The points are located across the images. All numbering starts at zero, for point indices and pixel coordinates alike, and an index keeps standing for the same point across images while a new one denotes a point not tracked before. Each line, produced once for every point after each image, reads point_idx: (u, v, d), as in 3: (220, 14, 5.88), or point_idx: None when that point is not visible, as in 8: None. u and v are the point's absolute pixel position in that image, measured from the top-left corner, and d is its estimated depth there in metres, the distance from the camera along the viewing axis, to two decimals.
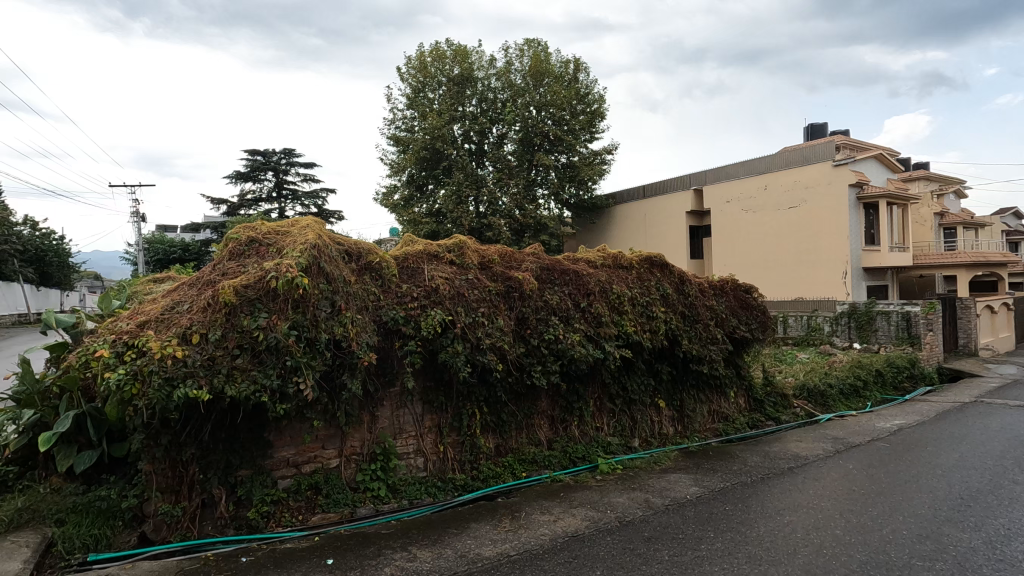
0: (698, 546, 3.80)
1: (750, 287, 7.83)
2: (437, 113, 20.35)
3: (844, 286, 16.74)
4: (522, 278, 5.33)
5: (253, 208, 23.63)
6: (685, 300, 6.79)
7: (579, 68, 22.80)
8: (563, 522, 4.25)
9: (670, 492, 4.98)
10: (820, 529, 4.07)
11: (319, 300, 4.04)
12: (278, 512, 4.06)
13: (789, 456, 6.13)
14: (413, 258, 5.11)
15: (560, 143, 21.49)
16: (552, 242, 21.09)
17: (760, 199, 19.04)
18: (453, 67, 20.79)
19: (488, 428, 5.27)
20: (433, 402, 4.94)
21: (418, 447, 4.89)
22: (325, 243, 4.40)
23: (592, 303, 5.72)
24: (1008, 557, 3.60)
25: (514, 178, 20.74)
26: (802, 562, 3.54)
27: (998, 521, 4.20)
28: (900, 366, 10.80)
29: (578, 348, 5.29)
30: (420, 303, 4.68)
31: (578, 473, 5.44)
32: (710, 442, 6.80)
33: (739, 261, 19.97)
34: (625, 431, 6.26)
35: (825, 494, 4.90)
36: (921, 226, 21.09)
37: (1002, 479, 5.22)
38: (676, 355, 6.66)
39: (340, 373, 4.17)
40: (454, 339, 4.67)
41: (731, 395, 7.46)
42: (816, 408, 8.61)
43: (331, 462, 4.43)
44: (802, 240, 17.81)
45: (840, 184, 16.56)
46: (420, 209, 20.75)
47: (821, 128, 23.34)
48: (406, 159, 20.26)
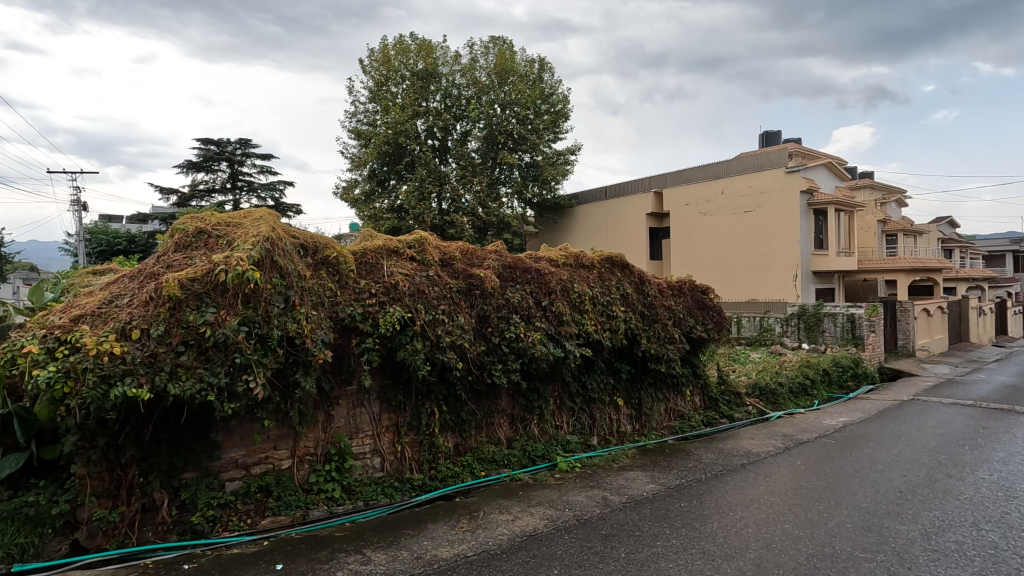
0: (653, 542, 3.85)
1: (706, 288, 8.01)
2: (400, 108, 19.93)
3: (794, 288, 17.36)
4: (483, 275, 5.26)
5: (205, 200, 22.67)
6: (645, 300, 6.90)
7: (544, 68, 22.87)
8: (521, 522, 4.23)
9: (627, 489, 5.03)
10: (770, 524, 4.18)
11: (272, 295, 3.88)
12: (225, 516, 3.89)
13: (742, 453, 6.30)
14: (372, 254, 4.97)
15: (523, 142, 21.60)
16: (515, 241, 21.15)
17: (717, 203, 19.54)
18: (417, 61, 20.42)
19: (447, 427, 5.19)
20: (391, 400, 4.84)
21: (375, 446, 4.78)
22: (279, 236, 4.24)
23: (553, 302, 5.72)
24: (942, 548, 3.79)
25: (477, 176, 20.64)
26: (753, 557, 3.63)
27: (934, 513, 4.43)
28: (845, 366, 11.29)
29: (539, 346, 5.29)
30: (379, 300, 4.56)
31: (537, 472, 5.44)
32: (667, 439, 6.92)
33: (697, 263, 20.46)
34: (584, 429, 6.31)
35: (775, 489, 5.04)
36: (865, 233, 22.10)
37: (937, 473, 5.52)
38: (635, 353, 6.75)
39: (294, 370, 4.04)
40: (414, 337, 4.59)
41: (687, 394, 7.63)
42: (767, 406, 8.89)
43: (283, 463, 4.27)
44: (756, 243, 18.40)
45: (792, 190, 17.20)
46: (381, 204, 20.45)
47: (775, 136, 24.19)
48: (367, 153, 19.82)
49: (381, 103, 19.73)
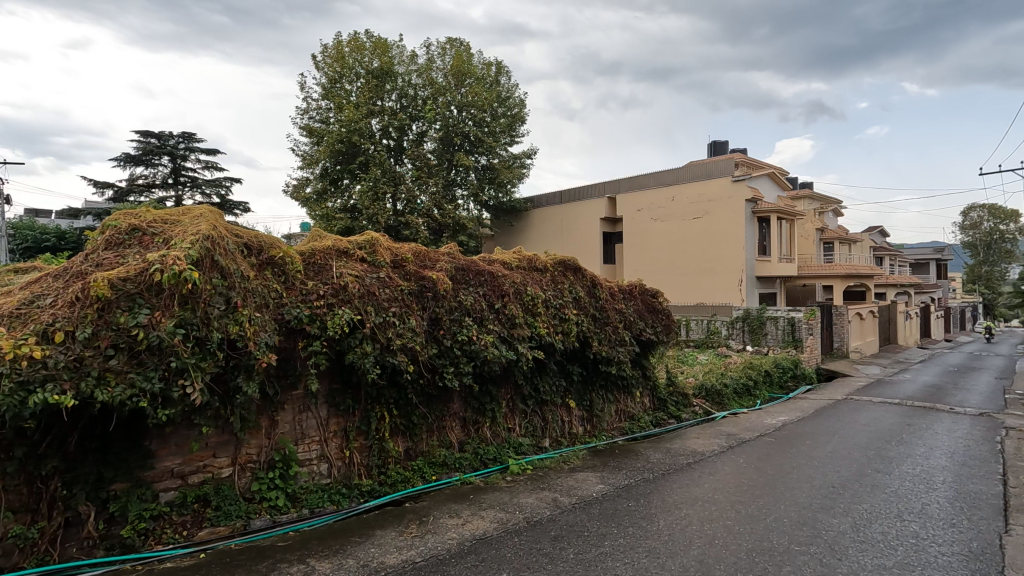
0: (602, 542, 3.91)
1: (656, 291, 8.22)
2: (354, 106, 19.51)
3: (739, 292, 18.04)
4: (436, 277, 5.19)
5: (144, 195, 21.51)
6: (596, 303, 7.01)
7: (501, 71, 22.93)
8: (471, 525, 4.21)
9: (577, 490, 5.09)
10: (713, 521, 4.32)
11: (212, 296, 3.71)
12: (158, 528, 3.70)
13: (688, 452, 6.49)
14: (321, 254, 4.84)
15: (479, 144, 21.62)
16: (470, 243, 21.11)
17: (668, 209, 20.10)
18: (372, 60, 19.98)
19: (398, 431, 5.12)
20: (339, 404, 4.73)
21: (322, 452, 4.65)
22: (220, 235, 4.06)
23: (506, 304, 5.73)
24: (869, 539, 4.01)
25: (433, 177, 20.44)
26: (696, 553, 3.73)
27: (864, 506, 4.68)
28: (785, 367, 11.82)
29: (491, 349, 5.30)
30: (327, 302, 4.45)
31: (488, 475, 5.45)
32: (617, 440, 7.05)
33: (648, 267, 20.96)
34: (536, 431, 6.35)
35: (719, 487, 5.21)
36: (805, 240, 23.17)
37: (866, 468, 5.84)
38: (587, 355, 6.85)
39: (235, 374, 3.88)
40: (363, 340, 4.50)
41: (637, 395, 7.79)
42: (713, 406, 9.19)
43: (223, 472, 4.10)
44: (704, 248, 19.01)
45: (738, 198, 17.89)
46: (334, 204, 19.98)
47: (722, 146, 25.11)
48: (319, 151, 19.33)
49: (334, 101, 19.25)
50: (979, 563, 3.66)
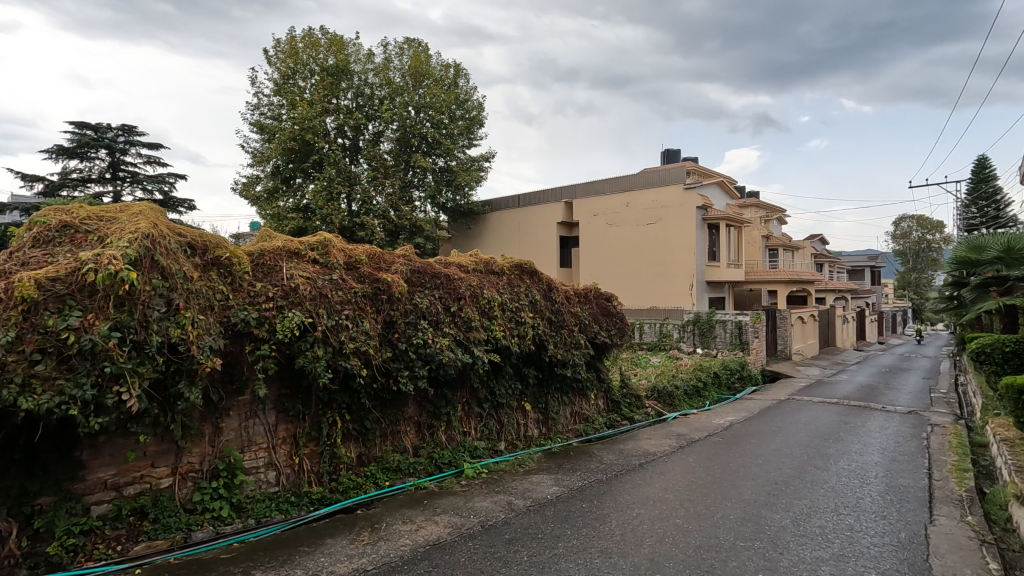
0: (555, 544, 3.94)
1: (610, 295, 8.37)
2: (308, 104, 19.00)
3: (690, 296, 18.60)
4: (391, 280, 5.11)
5: (78, 190, 20.29)
6: (552, 306, 7.07)
7: (459, 73, 22.87)
8: (425, 531, 4.16)
9: (532, 493, 5.11)
10: (663, 520, 4.42)
11: (151, 298, 3.53)
12: (89, 544, 3.48)
13: (641, 453, 6.63)
14: (270, 255, 4.68)
15: (437, 146, 21.51)
16: (427, 245, 20.92)
17: (623, 214, 20.51)
18: (327, 57, 19.52)
19: (350, 437, 5.01)
20: (288, 409, 4.59)
21: (270, 460, 4.49)
22: (162, 233, 3.87)
23: (462, 308, 5.71)
24: (809, 533, 4.20)
25: (389, 178, 20.16)
26: (648, 552, 3.81)
27: (804, 501, 4.90)
28: (733, 369, 12.26)
29: (446, 352, 5.26)
30: (277, 304, 4.31)
31: (443, 479, 5.41)
32: (572, 442, 7.13)
33: (603, 271, 21.31)
34: (492, 435, 6.34)
35: (669, 487, 5.34)
36: (752, 247, 24.14)
37: (807, 465, 6.12)
38: (542, 358, 6.91)
39: (176, 380, 3.71)
40: (315, 343, 4.38)
41: (591, 398, 7.90)
42: (664, 407, 9.42)
43: (162, 482, 3.90)
44: (657, 253, 19.49)
45: (689, 205, 18.46)
46: (286, 203, 19.42)
47: (674, 154, 25.87)
48: (270, 149, 18.75)
49: (287, 97, 18.70)
50: (907, 552, 3.89)
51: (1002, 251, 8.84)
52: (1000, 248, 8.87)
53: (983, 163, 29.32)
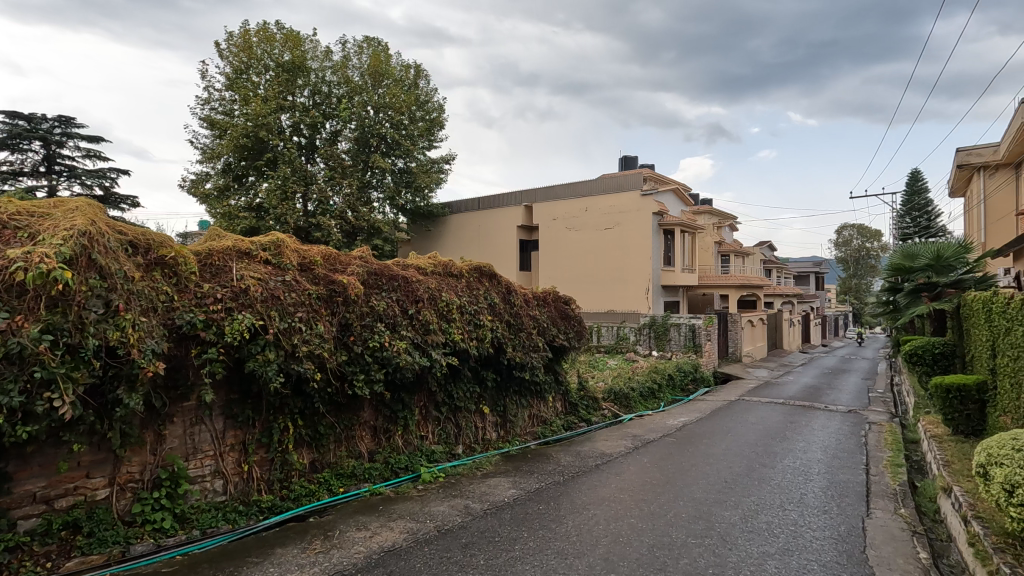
0: (512, 547, 3.94)
1: (569, 299, 8.47)
2: (262, 100, 18.41)
3: (647, 300, 19.01)
4: (347, 282, 5.00)
5: (8, 183, 19.00)
6: (511, 310, 7.09)
7: (420, 74, 22.69)
8: (379, 537, 4.09)
9: (489, 496, 5.10)
10: (619, 520, 4.49)
11: (88, 299, 3.34)
12: (15, 562, 3.25)
13: (597, 454, 6.71)
14: (218, 255, 4.50)
15: (397, 147, 21.27)
16: (386, 247, 20.64)
17: (582, 219, 20.78)
18: (283, 52, 18.98)
19: (303, 443, 4.87)
20: (237, 415, 4.42)
21: (217, 468, 4.31)
22: (100, 231, 3.66)
23: (420, 310, 5.65)
24: (756, 528, 4.36)
25: (347, 178, 19.78)
26: (603, 552, 3.86)
27: (752, 499, 5.08)
28: (686, 371, 12.60)
29: (404, 355, 5.21)
30: (225, 305, 4.14)
31: (399, 484, 5.33)
32: (530, 444, 7.16)
33: (562, 275, 21.52)
34: (450, 438, 6.29)
35: (624, 487, 5.43)
36: (705, 252, 24.89)
37: (755, 463, 6.35)
38: (501, 361, 6.92)
39: (114, 386, 3.52)
40: (266, 347, 4.24)
41: (549, 400, 7.96)
42: (621, 409, 9.58)
43: (98, 494, 3.69)
44: (615, 258, 19.84)
45: (646, 211, 18.89)
46: (237, 202, 18.75)
47: (632, 161, 26.44)
48: (221, 145, 18.07)
49: (240, 93, 18.09)
50: (846, 544, 4.09)
51: (931, 259, 9.53)
52: (931, 256, 9.56)
53: (916, 176, 31.23)
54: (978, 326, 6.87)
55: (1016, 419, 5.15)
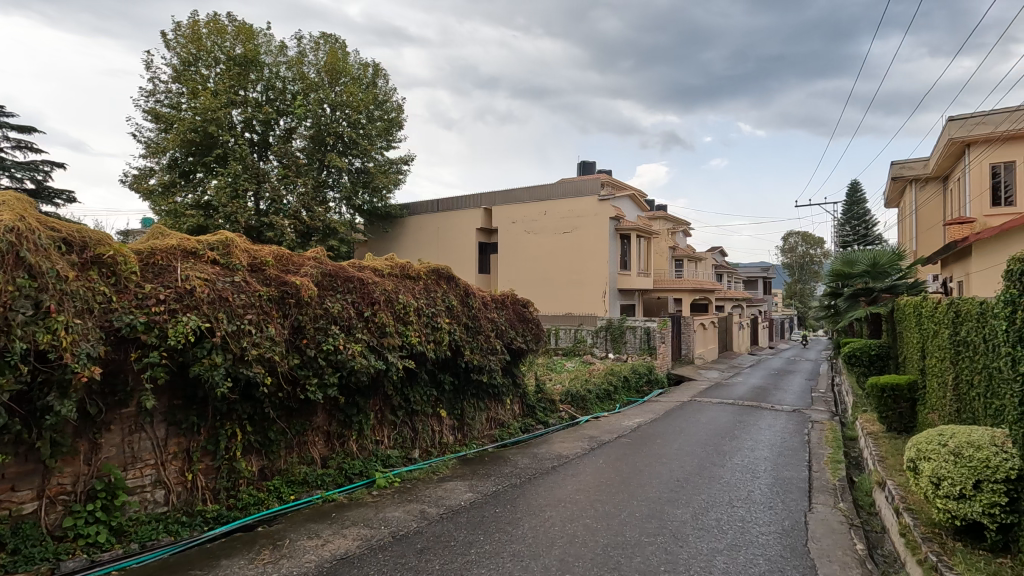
0: (467, 550, 3.92)
1: (527, 302, 8.51)
2: (211, 93, 17.72)
3: (603, 304, 19.33)
4: (300, 283, 4.87)
5: None
6: (469, 313, 7.06)
7: (379, 73, 22.37)
8: (332, 545, 3.99)
9: (445, 500, 5.07)
10: (574, 521, 4.54)
11: (15, 299, 3.13)
12: None
13: (554, 456, 6.77)
14: (162, 254, 4.29)
15: (354, 147, 20.86)
16: (342, 248, 20.21)
17: (540, 223, 20.93)
18: (234, 45, 18.33)
19: (252, 450, 4.70)
20: (181, 422, 4.22)
21: (158, 477, 4.11)
22: (29, 227, 3.43)
23: (377, 312, 5.56)
24: (706, 525, 4.49)
25: (301, 176, 19.27)
26: (558, 553, 3.89)
27: (703, 497, 5.23)
28: (642, 373, 12.86)
29: (359, 359, 5.11)
30: (168, 307, 3.96)
31: (353, 490, 5.23)
32: (487, 448, 7.15)
33: (521, 278, 21.60)
34: (406, 442, 6.21)
35: (580, 488, 5.50)
36: (660, 257, 25.51)
37: (706, 462, 6.54)
38: (458, 364, 6.89)
39: (44, 393, 3.31)
40: (212, 350, 4.08)
41: (507, 403, 7.97)
42: (577, 411, 9.69)
43: (25, 508, 3.44)
44: (573, 261, 20.08)
45: (603, 216, 19.23)
46: (184, 199, 17.96)
47: (590, 166, 26.83)
48: (167, 139, 17.29)
49: (188, 85, 17.36)
50: (789, 538, 4.27)
51: (868, 265, 10.09)
52: (868, 263, 10.12)
53: (855, 187, 32.97)
54: (909, 329, 7.29)
55: (943, 415, 5.51)
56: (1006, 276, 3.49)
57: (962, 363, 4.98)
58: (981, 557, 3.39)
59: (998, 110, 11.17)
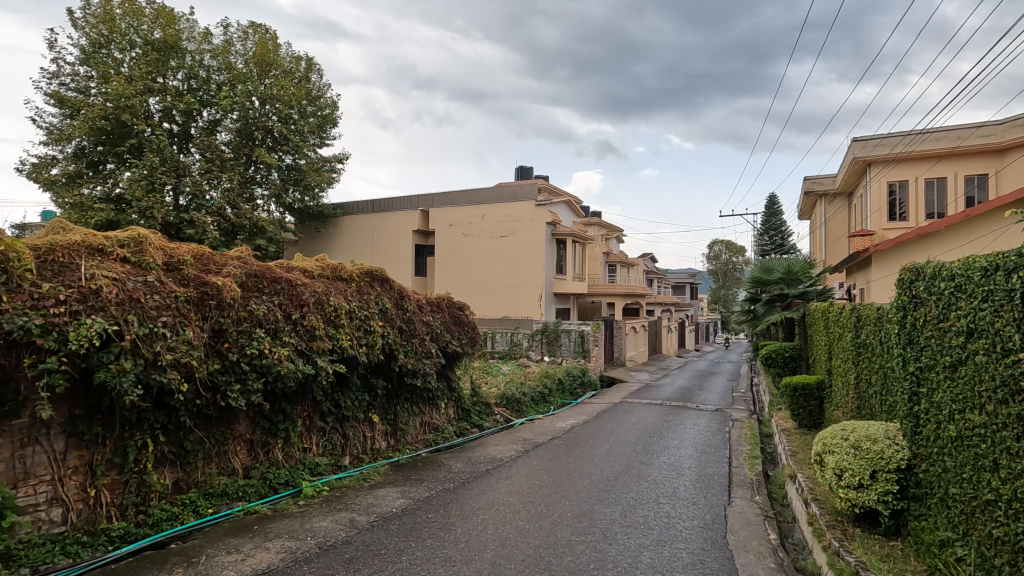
0: (398, 558, 3.85)
1: (463, 305, 8.49)
2: (125, 79, 16.49)
3: (539, 307, 19.58)
4: (222, 284, 4.62)
5: None
6: (404, 315, 6.95)
7: (312, 68, 21.67)
8: (253, 559, 3.80)
9: (376, 507, 4.95)
10: (506, 523, 4.56)
11: None
12: None
13: (488, 459, 6.78)
14: (63, 250, 3.92)
15: (285, 142, 20.00)
16: (270, 247, 19.29)
17: (477, 226, 20.93)
18: (152, 29, 17.18)
19: (164, 461, 4.39)
20: (82, 433, 3.87)
21: (55, 494, 3.74)
22: None
23: (305, 315, 5.36)
24: (633, 522, 4.64)
25: (226, 171, 18.24)
26: (490, 556, 3.90)
27: (631, 494, 5.40)
28: (575, 375, 13.13)
29: (285, 364, 4.93)
30: (70, 307, 3.62)
31: (277, 501, 5.01)
32: (420, 452, 7.05)
33: (458, 281, 21.48)
34: (336, 449, 6.02)
35: (513, 490, 5.54)
36: (594, 262, 26.17)
37: (634, 461, 6.76)
38: (392, 368, 6.75)
39: None
40: (121, 355, 3.78)
41: (441, 406, 7.90)
42: (513, 414, 9.74)
43: None
44: (509, 265, 20.22)
45: (540, 221, 19.53)
46: (92, 191, 16.61)
47: (528, 171, 27.16)
48: (72, 126, 15.90)
49: (98, 69, 16.03)
50: (710, 531, 4.48)
51: (784, 272, 10.82)
52: (783, 270, 10.85)
53: (773, 201, 35.18)
54: (818, 333, 7.85)
55: (846, 411, 5.98)
56: (897, 284, 3.86)
57: (862, 363, 5.44)
58: (877, 542, 3.70)
59: (894, 133, 12.31)
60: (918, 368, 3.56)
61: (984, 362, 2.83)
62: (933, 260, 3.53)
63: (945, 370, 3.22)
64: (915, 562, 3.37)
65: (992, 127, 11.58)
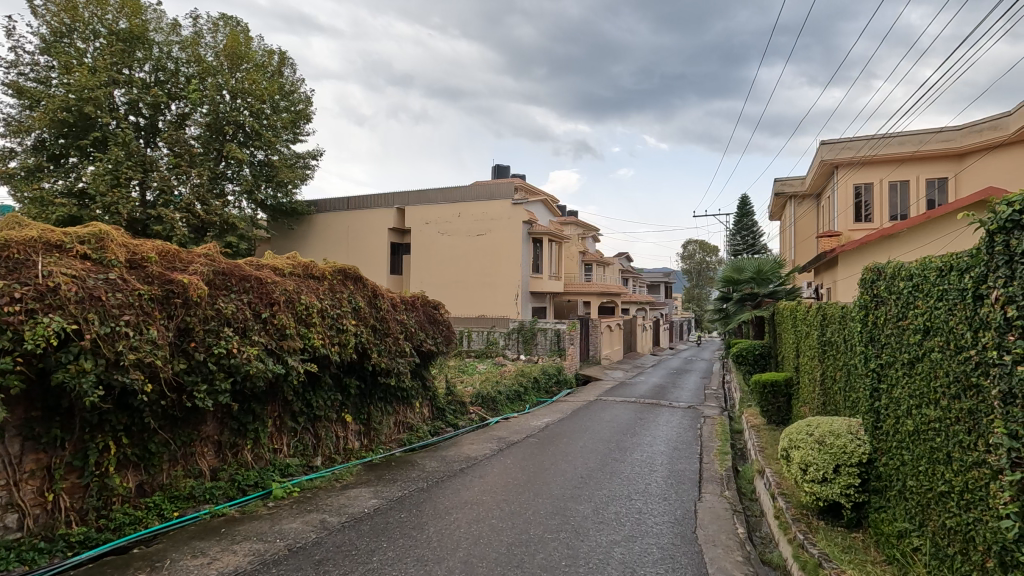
0: (369, 559, 3.81)
1: (438, 304, 8.47)
2: (89, 70, 15.94)
3: (515, 306, 19.62)
4: (188, 282, 4.51)
5: None
6: (377, 314, 6.88)
7: (285, 62, 21.26)
8: (219, 562, 3.72)
9: (348, 508, 4.89)
10: (480, 521, 4.56)
11: None
12: None
13: (463, 458, 6.77)
14: (18, 246, 3.76)
15: (257, 137, 19.57)
16: (242, 244, 18.91)
17: (453, 224, 20.84)
18: (118, 19, 16.64)
19: (127, 464, 4.27)
20: (40, 436, 3.74)
21: (11, 500, 3.61)
22: None
23: (275, 314, 5.26)
24: (606, 519, 4.68)
25: (195, 167, 17.78)
26: (462, 555, 3.89)
27: (604, 491, 5.44)
28: (551, 374, 13.19)
29: (254, 363, 4.83)
30: (25, 306, 3.48)
31: (246, 503, 4.92)
32: (394, 452, 7.00)
33: (434, 279, 21.35)
34: (307, 450, 5.93)
35: (486, 488, 5.54)
36: (570, 261, 26.29)
37: (608, 458, 6.81)
38: (365, 368, 6.68)
39: None
40: (80, 355, 3.66)
41: (416, 406, 7.86)
42: (488, 413, 9.73)
43: None
44: (486, 263, 20.20)
45: (516, 220, 19.55)
46: (53, 185, 16.06)
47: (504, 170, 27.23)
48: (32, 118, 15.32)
49: (59, 59, 15.45)
50: (680, 526, 4.56)
51: (754, 272, 11.05)
52: (753, 270, 11.07)
53: (746, 201, 35.80)
54: (786, 331, 8.02)
55: (812, 407, 6.13)
56: (860, 284, 3.98)
57: (827, 360, 5.59)
58: (839, 534, 3.82)
59: (860, 136, 12.64)
60: (879, 365, 3.68)
61: (940, 359, 2.93)
62: (893, 261, 3.64)
63: (903, 366, 3.33)
64: (875, 553, 3.48)
65: (953, 132, 11.99)
